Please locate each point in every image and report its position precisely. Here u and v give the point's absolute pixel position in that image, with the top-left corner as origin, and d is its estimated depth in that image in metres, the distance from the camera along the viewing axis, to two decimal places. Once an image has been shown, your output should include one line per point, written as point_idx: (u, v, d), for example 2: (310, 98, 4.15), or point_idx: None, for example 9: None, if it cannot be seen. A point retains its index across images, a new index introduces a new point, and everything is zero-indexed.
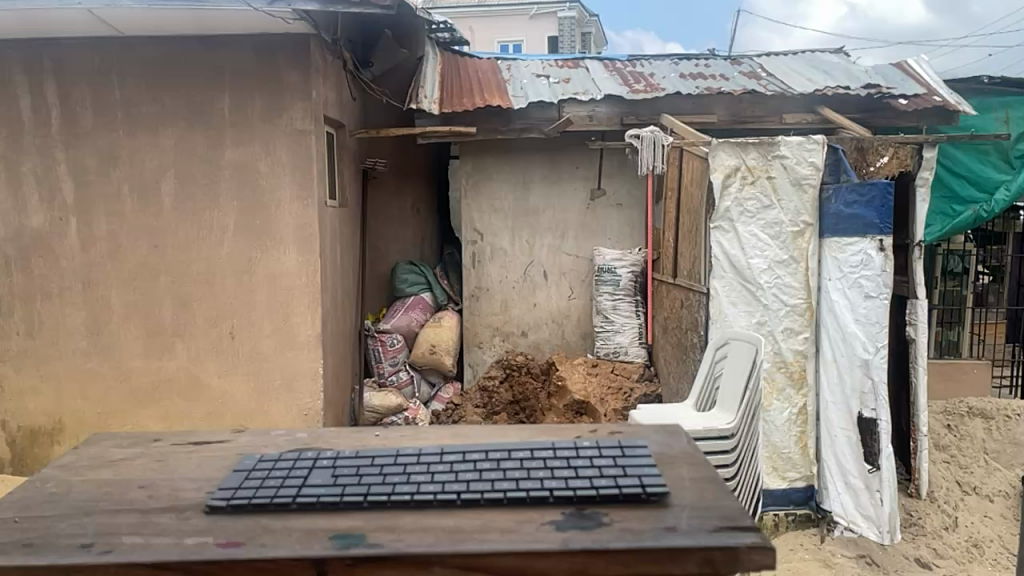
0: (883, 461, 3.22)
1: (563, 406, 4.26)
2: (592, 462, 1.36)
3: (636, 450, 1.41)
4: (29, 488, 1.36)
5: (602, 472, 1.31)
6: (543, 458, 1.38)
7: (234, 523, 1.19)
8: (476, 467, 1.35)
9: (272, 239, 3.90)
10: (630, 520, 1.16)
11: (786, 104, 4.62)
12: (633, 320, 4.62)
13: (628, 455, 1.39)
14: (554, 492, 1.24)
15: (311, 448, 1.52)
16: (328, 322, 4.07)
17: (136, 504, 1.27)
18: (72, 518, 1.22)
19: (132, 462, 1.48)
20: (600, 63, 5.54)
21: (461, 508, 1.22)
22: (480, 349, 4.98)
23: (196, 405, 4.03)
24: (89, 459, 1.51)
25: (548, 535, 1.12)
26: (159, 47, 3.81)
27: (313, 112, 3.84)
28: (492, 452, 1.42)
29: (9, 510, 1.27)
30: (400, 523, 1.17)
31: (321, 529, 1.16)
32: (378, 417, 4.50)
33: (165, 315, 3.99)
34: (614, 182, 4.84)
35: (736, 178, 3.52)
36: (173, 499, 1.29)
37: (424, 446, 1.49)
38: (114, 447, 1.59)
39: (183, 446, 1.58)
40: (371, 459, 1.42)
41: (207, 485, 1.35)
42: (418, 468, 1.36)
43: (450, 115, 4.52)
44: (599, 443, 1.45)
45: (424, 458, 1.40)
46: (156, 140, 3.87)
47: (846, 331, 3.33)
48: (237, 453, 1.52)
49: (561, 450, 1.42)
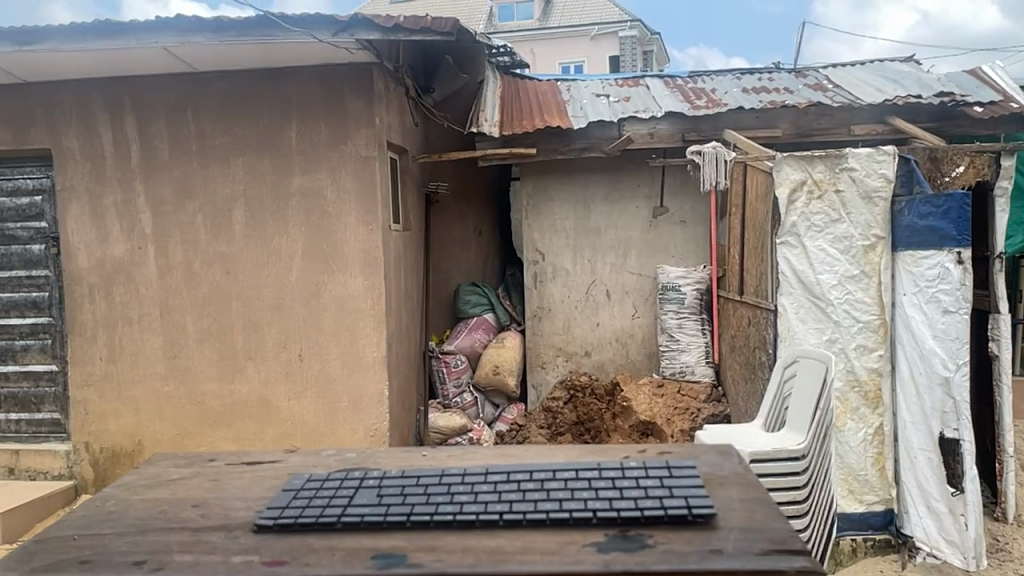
0: (968, 483, 3.12)
1: (629, 427, 4.28)
2: (638, 483, 1.33)
3: (685, 471, 1.38)
4: (90, 506, 1.41)
5: (647, 493, 1.29)
6: (588, 479, 1.37)
7: (280, 541, 1.21)
8: (520, 487, 1.34)
9: (338, 264, 3.99)
10: (675, 542, 1.14)
11: (853, 116, 4.51)
12: (699, 338, 4.53)
13: (675, 476, 1.36)
14: (597, 514, 1.22)
15: (363, 468, 1.54)
16: (393, 344, 4.13)
17: (188, 522, 1.31)
18: (127, 536, 1.26)
19: (188, 482, 1.52)
20: (661, 80, 5.51)
21: (504, 529, 1.21)
22: (543, 370, 4.97)
23: (267, 427, 4.12)
24: (148, 479, 1.56)
25: (590, 557, 1.10)
26: (231, 81, 3.96)
27: (376, 138, 3.92)
28: (536, 472, 1.41)
29: (69, 527, 1.32)
30: (442, 543, 1.17)
31: (364, 548, 1.17)
32: (443, 438, 4.52)
33: (236, 339, 4.11)
34: (677, 200, 4.79)
35: (802, 192, 3.45)
36: (223, 518, 1.32)
37: (470, 467, 1.49)
38: (172, 467, 1.64)
39: (241, 466, 1.62)
40: (416, 478, 1.42)
41: (257, 504, 1.38)
42: (462, 488, 1.36)
43: (510, 137, 4.56)
44: (646, 464, 1.42)
45: (468, 478, 1.40)
46: (228, 170, 4.02)
47: (923, 347, 3.20)
48: (289, 473, 1.55)
49: (606, 471, 1.40)
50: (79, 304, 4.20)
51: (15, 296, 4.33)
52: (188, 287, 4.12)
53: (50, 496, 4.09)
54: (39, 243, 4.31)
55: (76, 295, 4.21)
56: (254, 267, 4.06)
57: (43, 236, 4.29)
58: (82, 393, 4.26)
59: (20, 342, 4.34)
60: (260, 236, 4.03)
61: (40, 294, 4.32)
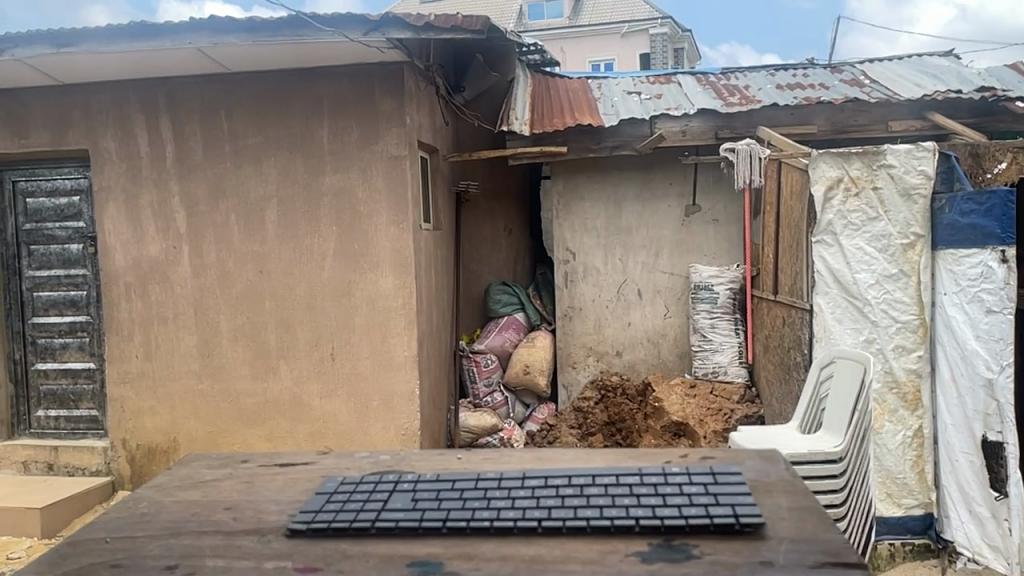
0: (1013, 488, 2.99)
1: (659, 428, 4.25)
2: (681, 489, 1.31)
3: (729, 478, 1.35)
4: (123, 508, 1.42)
5: (692, 500, 1.26)
6: (629, 485, 1.34)
7: (313, 547, 1.21)
8: (559, 493, 1.33)
9: (368, 263, 4.00)
10: (723, 553, 1.11)
11: (891, 112, 4.42)
12: (732, 339, 4.47)
13: (720, 482, 1.34)
14: (640, 521, 1.20)
15: (397, 471, 1.54)
16: (423, 344, 4.12)
17: (220, 525, 1.31)
18: (159, 539, 1.27)
19: (220, 484, 1.53)
20: (693, 77, 5.45)
21: (539, 537, 1.20)
22: (574, 370, 4.93)
23: (299, 425, 4.15)
24: (180, 480, 1.57)
25: (633, 568, 1.08)
26: (264, 81, 4.00)
27: (407, 137, 3.93)
28: (575, 477, 1.39)
29: (103, 530, 1.33)
30: (478, 551, 1.16)
31: (398, 555, 1.16)
32: (474, 438, 4.51)
33: (269, 337, 4.14)
34: (710, 199, 4.74)
35: (838, 190, 3.39)
36: (255, 522, 1.31)
37: (506, 471, 1.48)
38: (204, 468, 1.65)
39: (274, 468, 1.62)
40: (451, 483, 1.41)
41: (289, 507, 1.38)
42: (499, 493, 1.34)
43: (540, 136, 4.54)
44: (690, 470, 1.40)
45: (505, 483, 1.39)
46: (261, 170, 4.05)
47: (965, 348, 3.13)
48: (320, 476, 1.54)
49: (648, 477, 1.38)
50: (116, 303, 4.27)
51: (54, 295, 4.41)
52: (222, 286, 4.16)
53: (88, 492, 4.15)
54: (77, 243, 4.39)
55: (113, 294, 4.28)
56: (286, 267, 4.09)
57: (81, 235, 4.37)
58: (119, 390, 4.32)
59: (59, 340, 4.45)
60: (293, 235, 4.06)
61: (78, 293, 4.41)
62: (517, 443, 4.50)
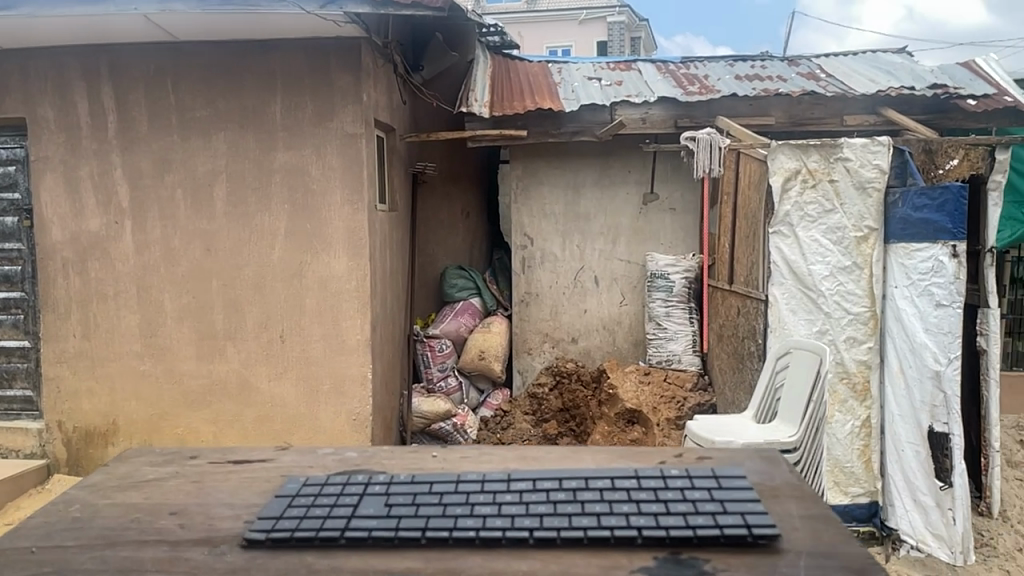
0: (957, 478, 3.06)
1: (613, 415, 4.24)
2: (684, 496, 1.28)
3: (735, 482, 1.33)
4: (58, 512, 1.33)
5: (697, 509, 1.23)
6: (626, 490, 1.30)
7: (269, 559, 1.14)
8: (551, 499, 1.28)
9: (321, 244, 3.90)
10: (736, 570, 1.08)
11: (847, 106, 4.46)
12: (687, 327, 4.49)
13: (726, 488, 1.31)
14: (642, 532, 1.16)
15: (362, 471, 1.47)
16: (376, 327, 4.04)
17: (166, 535, 1.23)
18: (97, 551, 1.18)
19: (166, 484, 1.45)
20: (653, 65, 5.44)
21: (509, 547, 1.15)
22: (529, 356, 4.90)
23: (247, 408, 4.03)
24: (121, 480, 1.48)
25: None
26: (214, 52, 3.84)
27: (363, 115, 3.82)
28: (567, 480, 1.34)
29: (34, 539, 1.24)
30: (461, 565, 1.10)
31: (371, 570, 1.10)
32: (427, 424, 4.49)
33: (216, 318, 4.01)
34: (668, 187, 4.73)
35: (796, 181, 3.41)
36: (205, 531, 1.24)
37: (487, 471, 1.43)
38: (147, 466, 1.56)
39: (225, 464, 1.55)
40: (427, 485, 1.36)
41: (243, 513, 1.30)
42: (483, 499, 1.29)
43: (500, 119, 4.48)
44: (690, 473, 1.37)
45: (489, 486, 1.34)
46: (209, 144, 3.90)
47: (914, 341, 3.18)
48: (274, 473, 1.47)
49: (646, 481, 1.34)
50: (53, 280, 4.09)
51: None
52: (166, 264, 4.01)
53: (21, 476, 3.99)
54: (11, 215, 4.19)
55: (50, 270, 4.10)
56: (235, 245, 3.96)
57: (16, 208, 4.17)
58: (56, 370, 4.15)
59: None
60: (243, 212, 3.93)
61: (12, 268, 4.21)
62: (470, 430, 4.49)
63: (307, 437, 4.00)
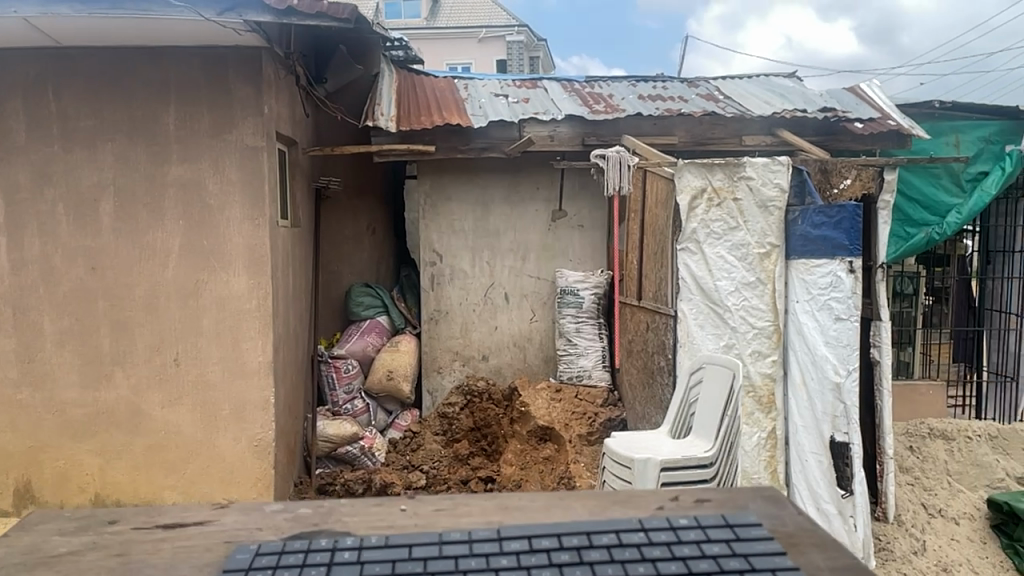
0: (856, 487, 3.20)
1: (526, 433, 4.21)
2: (702, 551, 1.11)
3: (752, 533, 1.17)
4: None
5: (721, 568, 1.06)
6: (634, 546, 1.12)
7: None
8: (553, 561, 1.08)
9: (220, 262, 3.70)
10: None
11: (746, 126, 4.62)
12: (597, 343, 4.53)
13: (743, 540, 1.15)
14: None
15: (327, 533, 1.20)
16: (279, 349, 3.87)
17: None
18: None
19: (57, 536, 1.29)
20: (559, 83, 5.50)
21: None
22: (440, 375, 4.81)
23: (138, 438, 3.78)
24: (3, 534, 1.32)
25: None
26: (100, 58, 3.61)
27: (265, 128, 3.67)
28: (566, 538, 1.14)
29: None
30: None
31: None
32: (333, 447, 4.29)
33: (103, 341, 3.74)
34: (576, 204, 4.77)
35: (702, 200, 3.51)
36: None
37: (472, 528, 1.20)
38: None
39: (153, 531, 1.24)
40: (407, 549, 1.13)
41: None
42: (476, 564, 1.07)
43: (407, 133, 4.40)
44: (700, 524, 1.20)
45: (479, 549, 1.12)
46: (96, 156, 3.66)
47: (815, 354, 3.28)
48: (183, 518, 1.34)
49: (654, 534, 1.16)
50: None
51: None
52: (46, 284, 3.72)
53: None
54: None
55: None
56: (124, 264, 3.72)
57: None
58: None
59: None
60: (133, 229, 3.69)
61: None
62: (378, 453, 4.38)
63: (205, 467, 3.77)
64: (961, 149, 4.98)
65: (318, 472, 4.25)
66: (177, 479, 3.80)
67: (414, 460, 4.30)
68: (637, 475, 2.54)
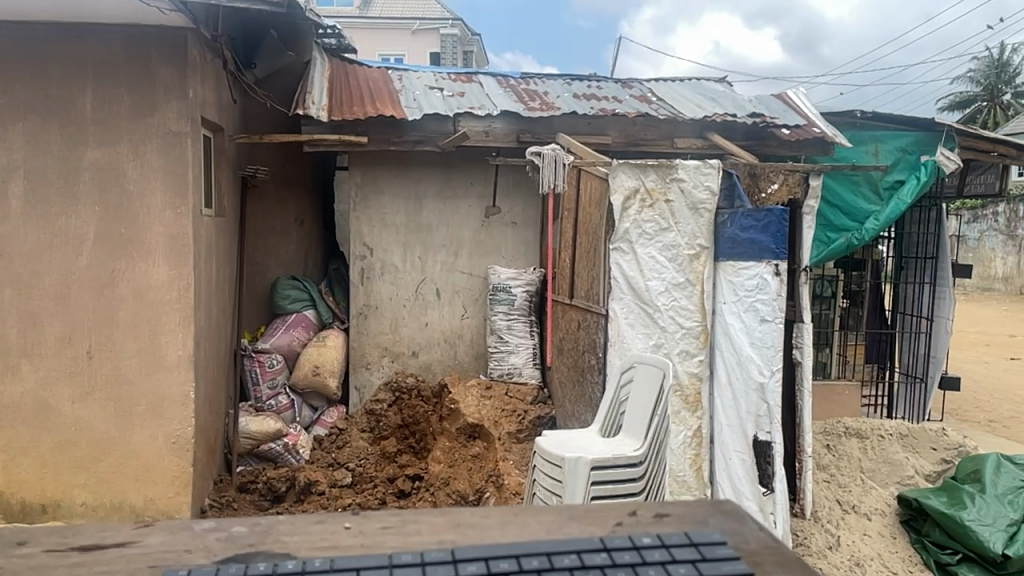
0: (777, 484, 3.29)
1: (455, 430, 4.18)
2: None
3: (720, 553, 1.04)
4: None
5: None
6: (601, 570, 0.97)
7: None
8: None
9: (139, 250, 3.54)
10: None
11: (678, 129, 4.68)
12: (527, 341, 4.53)
13: (712, 561, 1.02)
14: None
15: (265, 557, 1.01)
16: (200, 342, 3.73)
17: None
18: None
19: None
20: (494, 78, 5.47)
21: None
22: (368, 371, 4.73)
23: (46, 434, 3.58)
24: None
25: None
26: (11, 33, 3.41)
27: (189, 113, 3.53)
28: (526, 560, 0.99)
29: None
30: None
31: None
32: (254, 445, 4.18)
33: (9, 332, 3.54)
34: (509, 200, 4.76)
35: (635, 200, 3.51)
36: None
37: (423, 549, 1.03)
38: None
39: (72, 556, 1.02)
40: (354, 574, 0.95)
41: None
42: None
43: (339, 123, 4.31)
44: (665, 542, 1.06)
45: (434, 575, 0.95)
46: (4, 136, 3.45)
47: (741, 354, 3.34)
48: None
49: (618, 555, 1.02)
50: None
51: None
52: None
53: None
54: None
55: None
56: (34, 250, 3.52)
57: None
58: None
59: None
60: (44, 213, 3.50)
61: None
62: (303, 449, 4.28)
63: (119, 464, 3.61)
64: (880, 158, 5.18)
65: (239, 471, 4.13)
66: (88, 478, 3.61)
67: (339, 457, 4.23)
68: (568, 486, 2.54)
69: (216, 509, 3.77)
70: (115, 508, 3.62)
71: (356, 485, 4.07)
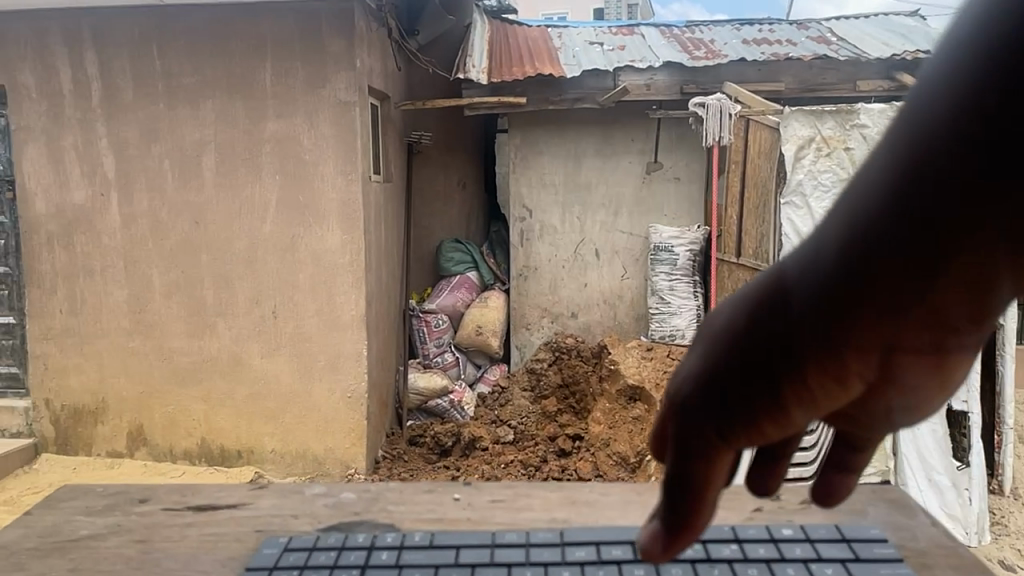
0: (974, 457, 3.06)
1: (615, 392, 4.09)
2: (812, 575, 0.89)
3: (877, 551, 0.93)
4: None
5: None
6: (728, 564, 0.91)
7: None
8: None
9: (316, 216, 3.75)
10: None
11: (860, 71, 4.30)
12: (690, 302, 4.38)
13: (864, 560, 0.91)
14: None
15: (367, 527, 1.03)
16: (371, 303, 3.91)
17: None
18: None
19: None
20: (657, 29, 5.27)
21: None
22: (528, 331, 4.80)
23: (239, 386, 3.91)
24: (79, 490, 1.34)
25: None
26: (200, 15, 3.67)
27: (357, 82, 3.66)
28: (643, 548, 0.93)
29: None
30: None
31: None
32: (423, 400, 4.41)
33: (207, 293, 3.87)
34: (672, 155, 4.58)
35: (810, 149, 3.26)
36: None
37: (534, 528, 1.01)
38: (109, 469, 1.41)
39: (184, 515, 1.07)
40: (453, 552, 0.94)
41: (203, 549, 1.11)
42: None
43: (499, 85, 4.33)
44: (811, 535, 0.97)
45: (536, 558, 0.92)
46: (197, 113, 3.75)
47: None
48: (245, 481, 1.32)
49: (752, 547, 0.94)
50: (39, 254, 3.94)
51: None
52: (154, 238, 3.86)
53: (7, 456, 3.88)
54: None
55: (35, 244, 3.94)
56: (225, 218, 3.81)
57: None
58: (43, 348, 4.01)
59: None
60: (232, 184, 3.78)
61: None
62: (467, 406, 4.39)
63: (301, 416, 3.89)
64: None
65: (409, 424, 4.36)
66: (275, 427, 3.92)
67: (501, 415, 4.37)
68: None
69: (387, 461, 4.01)
70: (300, 456, 3.92)
71: (516, 442, 4.15)
